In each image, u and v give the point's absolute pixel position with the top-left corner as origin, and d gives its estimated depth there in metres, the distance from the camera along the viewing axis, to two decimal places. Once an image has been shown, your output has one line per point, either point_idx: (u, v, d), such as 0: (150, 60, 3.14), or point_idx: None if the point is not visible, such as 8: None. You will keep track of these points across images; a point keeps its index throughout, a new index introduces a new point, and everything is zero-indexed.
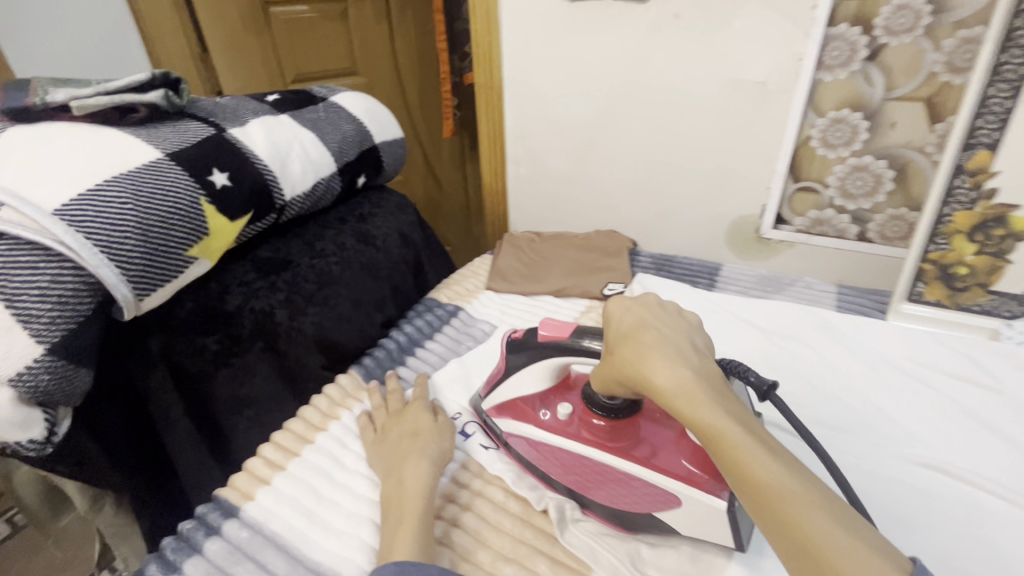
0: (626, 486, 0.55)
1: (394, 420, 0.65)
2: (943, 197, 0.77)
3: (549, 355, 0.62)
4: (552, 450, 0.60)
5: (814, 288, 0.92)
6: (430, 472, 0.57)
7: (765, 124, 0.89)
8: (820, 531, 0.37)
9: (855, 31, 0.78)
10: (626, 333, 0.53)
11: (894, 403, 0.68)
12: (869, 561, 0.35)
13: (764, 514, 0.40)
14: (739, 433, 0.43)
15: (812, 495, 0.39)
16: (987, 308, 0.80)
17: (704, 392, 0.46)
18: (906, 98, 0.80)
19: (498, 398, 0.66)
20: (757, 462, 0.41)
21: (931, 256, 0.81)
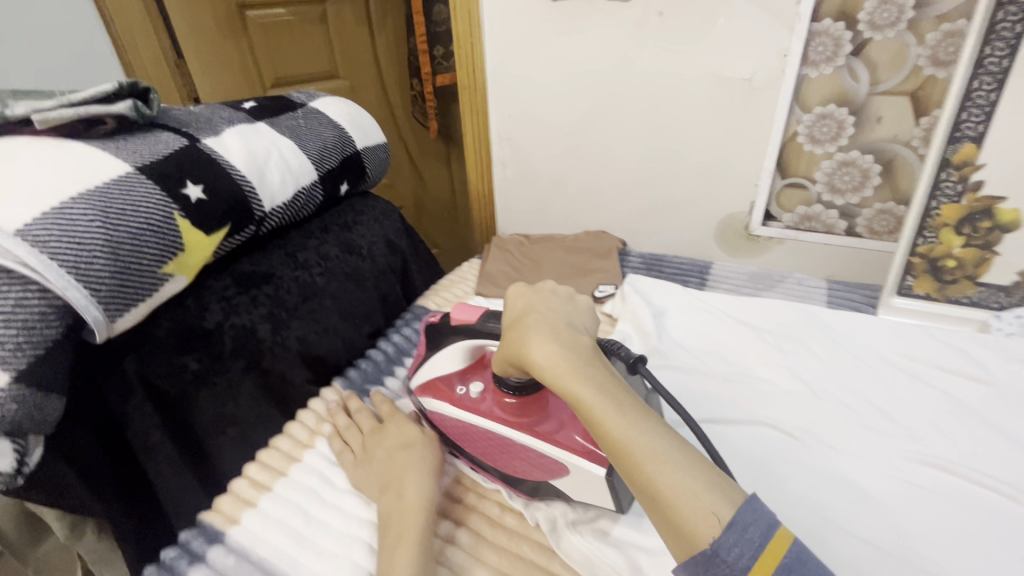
0: (524, 456, 0.57)
1: (377, 436, 0.63)
2: (930, 190, 0.77)
3: (462, 339, 0.63)
4: (464, 427, 0.62)
5: (805, 284, 0.92)
6: (426, 485, 0.56)
7: (752, 121, 0.89)
8: (673, 488, 0.40)
9: (839, 26, 0.78)
10: (516, 316, 0.56)
11: (889, 399, 0.68)
12: (713, 508, 0.39)
13: (628, 472, 0.43)
14: (603, 399, 0.46)
15: (667, 452, 0.42)
16: (976, 300, 0.80)
17: (574, 363, 0.48)
18: (891, 93, 0.79)
19: (421, 374, 0.67)
20: (618, 428, 0.44)
21: (919, 249, 0.81)
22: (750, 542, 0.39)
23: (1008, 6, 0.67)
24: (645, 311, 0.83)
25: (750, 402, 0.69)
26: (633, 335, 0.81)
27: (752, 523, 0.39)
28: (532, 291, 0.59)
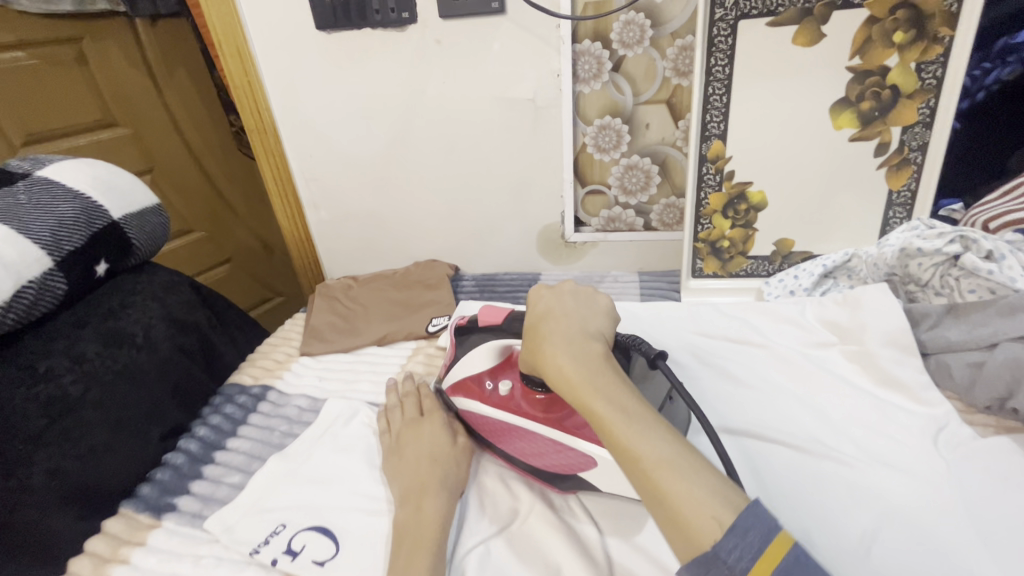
0: (555, 451, 0.59)
1: (414, 435, 0.65)
2: (697, 184, 0.88)
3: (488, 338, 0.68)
4: (494, 422, 0.64)
5: (620, 281, 0.99)
6: (449, 503, 0.57)
7: (545, 137, 0.94)
8: (677, 492, 0.41)
9: (597, 46, 0.86)
10: (536, 323, 0.59)
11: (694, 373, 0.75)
12: (716, 514, 0.39)
13: (637, 479, 0.43)
14: (611, 405, 0.48)
15: (677, 461, 0.43)
16: (750, 271, 0.92)
17: (586, 372, 0.51)
18: (650, 102, 0.89)
19: (451, 376, 0.70)
20: (624, 432, 0.45)
21: (701, 235, 0.92)
22: (750, 545, 0.38)
23: (720, 23, 0.78)
24: None
25: None
26: None
27: (755, 526, 0.39)
28: (552, 294, 0.63)
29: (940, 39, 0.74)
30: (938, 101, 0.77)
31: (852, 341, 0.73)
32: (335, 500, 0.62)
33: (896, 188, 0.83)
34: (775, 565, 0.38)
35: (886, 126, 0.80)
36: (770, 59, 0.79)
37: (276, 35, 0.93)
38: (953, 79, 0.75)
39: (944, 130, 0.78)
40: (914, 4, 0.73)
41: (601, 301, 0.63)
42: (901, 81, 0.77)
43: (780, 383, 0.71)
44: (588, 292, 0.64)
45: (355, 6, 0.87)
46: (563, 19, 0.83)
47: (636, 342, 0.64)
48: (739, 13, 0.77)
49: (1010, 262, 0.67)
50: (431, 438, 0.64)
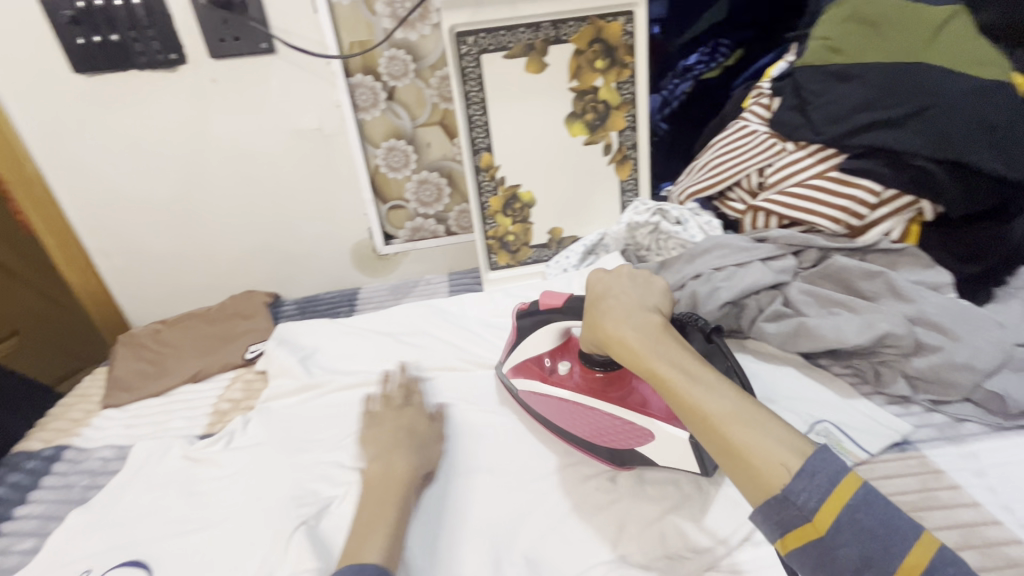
0: (615, 424, 0.66)
1: (373, 425, 0.71)
2: (477, 191, 1.04)
3: (551, 321, 0.71)
4: (553, 399, 0.71)
5: (432, 283, 1.11)
6: (420, 460, 0.66)
7: (340, 160, 1.03)
8: (748, 443, 0.48)
9: (370, 78, 0.97)
10: (600, 300, 0.65)
11: (485, 346, 0.89)
12: (785, 460, 0.46)
13: (707, 435, 0.50)
14: (678, 372, 0.54)
15: (743, 417, 0.50)
16: (535, 258, 1.10)
17: (649, 345, 0.58)
18: (426, 124, 1.02)
19: (514, 358, 0.77)
20: (694, 395, 0.52)
21: (490, 233, 1.07)
22: (818, 487, 0.45)
23: (467, 57, 0.94)
24: (290, 359, 0.86)
25: (391, 403, 0.79)
26: (286, 380, 0.84)
27: (820, 470, 0.45)
28: (611, 277, 0.68)
29: (626, 65, 0.99)
30: (636, 111, 1.02)
31: None
32: (149, 532, 0.63)
33: (625, 178, 1.06)
34: (841, 504, 0.44)
35: (607, 131, 1.03)
36: (511, 84, 0.97)
37: (26, 80, 0.89)
38: (641, 94, 1.00)
39: (644, 131, 1.03)
40: (604, 40, 0.97)
41: (655, 277, 0.68)
42: (609, 96, 1.00)
43: None
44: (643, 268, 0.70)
45: (115, 49, 0.88)
46: (333, 58, 0.94)
47: (696, 319, 0.66)
48: (480, 49, 0.95)
49: (691, 224, 0.92)
50: (413, 415, 0.72)
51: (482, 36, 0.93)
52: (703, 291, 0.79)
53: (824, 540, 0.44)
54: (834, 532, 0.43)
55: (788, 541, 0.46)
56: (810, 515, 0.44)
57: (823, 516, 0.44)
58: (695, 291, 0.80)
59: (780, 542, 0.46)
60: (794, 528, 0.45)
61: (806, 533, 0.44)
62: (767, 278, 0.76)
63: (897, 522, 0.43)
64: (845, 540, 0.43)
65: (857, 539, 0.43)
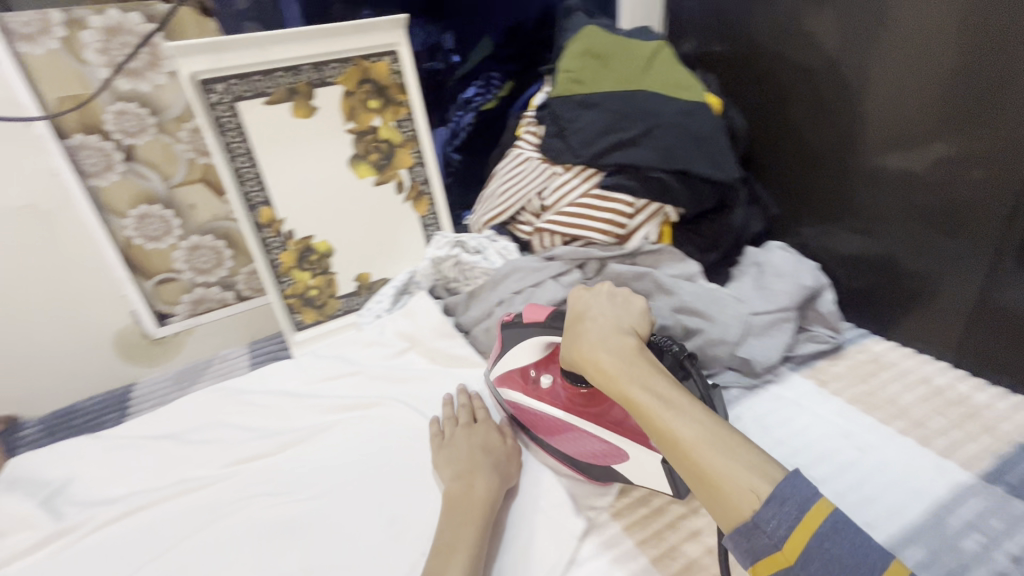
0: (596, 443, 0.63)
1: (469, 432, 0.69)
2: (263, 249, 0.94)
3: (530, 336, 0.67)
4: (537, 413, 0.68)
5: (228, 359, 0.98)
6: (499, 483, 0.62)
7: (72, 239, 0.85)
8: (716, 469, 0.46)
9: (96, 138, 0.82)
10: (574, 314, 0.64)
11: (291, 418, 0.79)
12: (755, 487, 0.44)
13: (679, 461, 0.49)
14: (649, 395, 0.52)
15: (714, 442, 0.47)
16: (346, 309, 1.03)
17: (622, 367, 0.55)
18: (184, 183, 0.90)
19: (497, 367, 0.72)
20: (665, 420, 0.50)
21: (288, 291, 0.97)
22: (789, 515, 0.42)
23: (219, 106, 0.85)
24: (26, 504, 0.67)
25: (175, 522, 0.66)
26: (21, 535, 0.65)
27: (791, 496, 0.43)
28: (591, 294, 0.66)
29: (401, 103, 0.98)
30: (421, 147, 1.02)
31: (418, 341, 0.89)
32: None
33: (424, 214, 1.05)
34: (810, 531, 0.42)
35: (396, 170, 1.01)
36: (279, 131, 0.90)
37: None
38: (422, 131, 1.01)
39: (432, 166, 1.03)
40: (373, 79, 0.95)
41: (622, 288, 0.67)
42: (390, 135, 0.99)
43: (369, 396, 0.81)
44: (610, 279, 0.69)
45: None
46: (35, 119, 0.77)
47: (673, 347, 0.60)
48: (235, 96, 0.86)
49: (489, 252, 0.94)
50: (485, 430, 0.70)
51: (233, 82, 0.85)
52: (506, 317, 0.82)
53: (793, 570, 0.41)
54: (803, 560, 0.41)
55: (759, 568, 0.44)
56: (781, 544, 0.42)
57: (793, 545, 0.42)
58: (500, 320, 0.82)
59: (751, 568, 0.45)
60: (764, 555, 0.43)
61: (776, 560, 0.42)
62: (559, 294, 0.81)
63: (868, 553, 0.40)
64: (815, 570, 0.41)
65: (829, 570, 0.40)
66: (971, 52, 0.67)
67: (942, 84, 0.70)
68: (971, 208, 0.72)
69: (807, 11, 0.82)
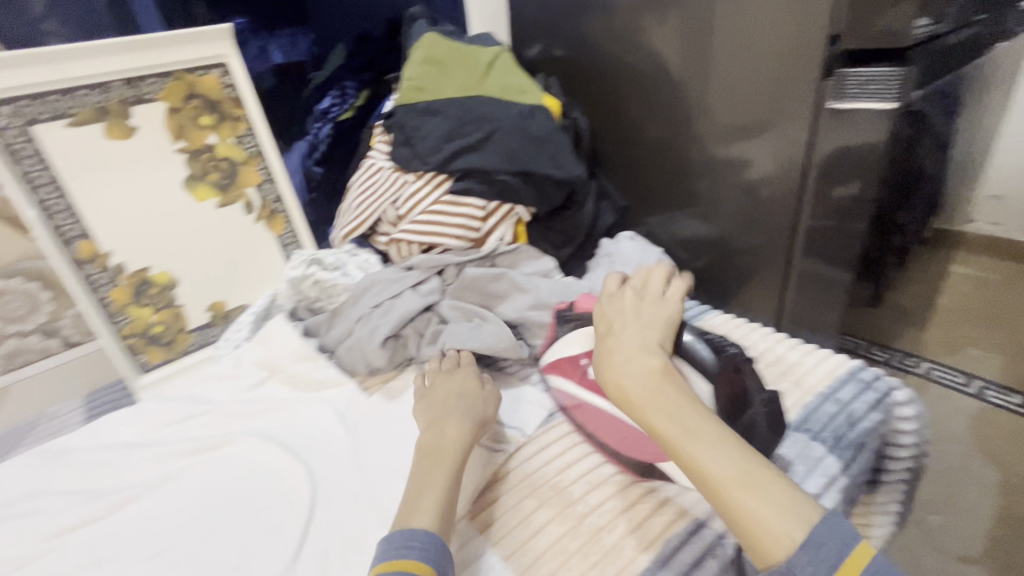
0: (637, 437, 0.61)
1: (449, 379, 0.70)
2: (88, 288, 0.84)
3: (587, 325, 0.71)
4: (586, 402, 0.67)
5: (58, 416, 0.86)
6: (470, 428, 0.63)
7: None
8: (742, 507, 0.44)
9: None
10: (602, 335, 0.62)
11: (125, 472, 0.71)
12: (789, 530, 0.41)
13: (707, 497, 0.46)
14: (675, 427, 0.50)
15: (743, 477, 0.45)
16: (201, 343, 0.95)
17: (648, 396, 0.53)
18: None
19: (550, 356, 0.74)
20: (690, 452, 0.48)
21: (125, 331, 0.88)
22: (824, 561, 0.40)
23: (7, 131, 0.74)
24: None
25: None
26: None
27: (827, 541, 0.40)
28: (615, 309, 0.64)
29: (239, 118, 0.93)
30: (268, 163, 0.97)
31: (276, 370, 0.83)
32: None
33: (280, 233, 1.00)
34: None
35: (241, 189, 0.95)
36: (91, 156, 0.81)
37: None
38: (268, 146, 0.96)
39: (283, 181, 0.98)
40: (201, 94, 0.88)
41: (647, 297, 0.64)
42: (230, 152, 0.93)
43: (219, 435, 0.75)
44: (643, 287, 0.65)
45: None
46: None
47: (731, 347, 0.61)
48: (27, 119, 0.75)
49: (349, 266, 0.91)
50: (466, 376, 0.70)
51: (24, 102, 0.75)
52: (365, 333, 0.79)
53: None
54: None
55: None
56: None
57: None
58: (359, 336, 0.80)
59: None
60: None
61: None
62: (417, 303, 0.80)
63: None
64: None
65: None
66: (773, 77, 0.75)
67: (760, 101, 0.77)
68: (778, 211, 0.82)
69: (648, 21, 0.86)
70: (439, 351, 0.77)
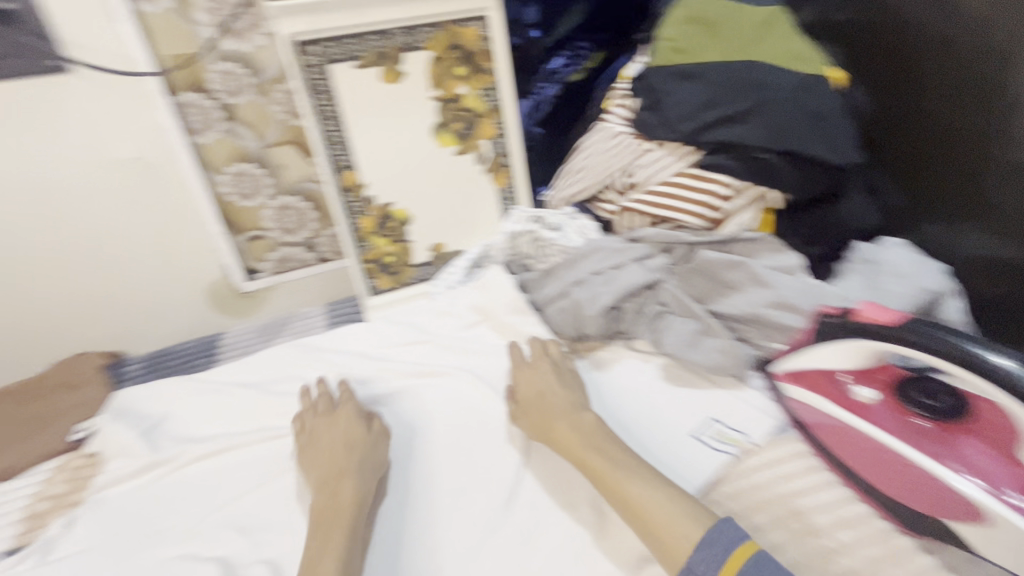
0: (920, 481, 0.54)
1: (331, 424, 0.68)
2: (347, 213, 0.96)
3: (868, 342, 0.58)
4: (843, 424, 0.60)
5: (307, 317, 1.01)
6: (367, 481, 0.63)
7: (177, 196, 0.91)
8: (660, 520, 0.54)
9: (200, 97, 0.86)
10: (531, 394, 0.70)
11: (361, 379, 0.80)
12: (688, 535, 0.52)
13: (627, 516, 0.56)
14: (603, 460, 0.60)
15: (657, 498, 0.55)
16: (419, 278, 1.04)
17: (582, 440, 0.63)
18: (276, 144, 0.92)
19: (795, 361, 0.66)
20: (622, 481, 0.58)
21: (366, 257, 0.99)
22: (715, 556, 0.50)
23: (313, 69, 0.86)
24: (128, 434, 0.72)
25: (256, 464, 0.70)
26: (124, 461, 0.71)
27: (717, 539, 0.51)
28: (532, 368, 0.73)
29: (488, 71, 0.95)
30: (504, 119, 0.99)
31: (489, 315, 0.87)
32: None
33: (501, 187, 1.03)
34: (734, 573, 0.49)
35: (477, 141, 0.98)
36: (368, 97, 0.90)
37: None
38: (508, 101, 0.98)
39: (514, 137, 1.00)
40: (461, 46, 0.92)
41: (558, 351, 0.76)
42: (475, 104, 0.96)
43: (438, 365, 0.81)
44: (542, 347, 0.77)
45: None
46: (148, 76, 0.81)
47: None
48: (328, 59, 0.86)
49: (568, 229, 0.91)
50: (346, 427, 0.68)
51: (329, 44, 0.85)
52: (585, 298, 0.78)
53: None
54: None
55: None
56: None
57: None
58: (577, 299, 0.79)
59: None
60: None
61: None
62: (641, 278, 0.77)
63: None
64: None
65: None
66: None
67: None
68: None
69: None
70: (664, 333, 0.75)
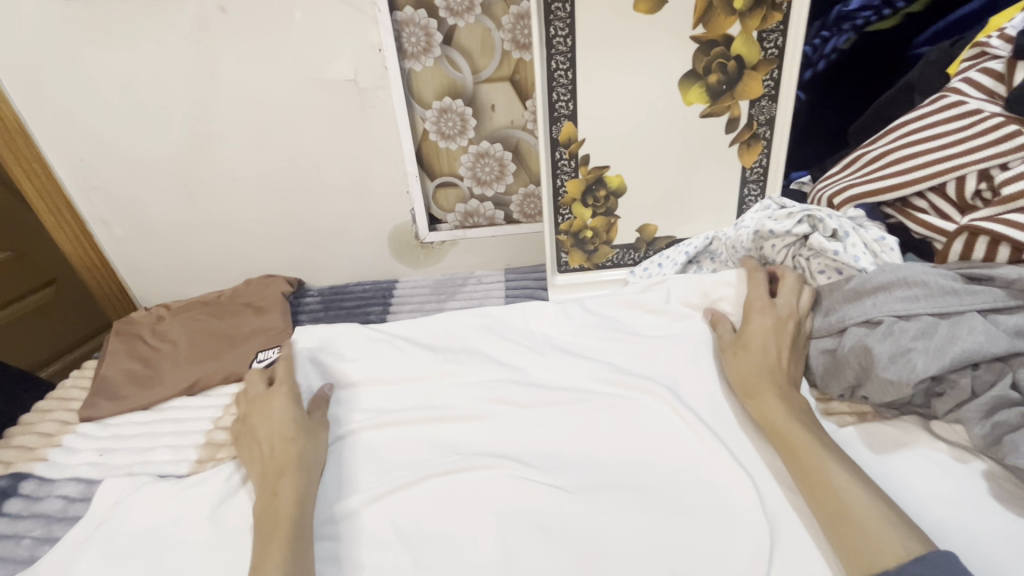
0: None
1: (263, 415, 0.62)
2: (552, 170, 0.80)
3: None
4: None
5: (484, 282, 0.91)
6: (307, 479, 0.56)
7: (379, 127, 0.82)
8: (867, 514, 0.45)
9: (422, 14, 0.74)
10: (745, 342, 0.62)
11: (549, 378, 0.67)
12: (896, 538, 0.43)
13: (820, 500, 0.48)
14: (806, 434, 0.52)
15: (866, 493, 0.46)
16: (616, 261, 0.86)
17: (788, 408, 0.55)
18: (492, 80, 0.79)
19: None
20: (827, 465, 0.49)
21: (562, 227, 0.84)
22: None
23: None
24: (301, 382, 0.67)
25: (422, 450, 0.60)
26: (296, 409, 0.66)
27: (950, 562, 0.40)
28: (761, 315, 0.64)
29: (779, 6, 0.69)
30: (782, 74, 0.73)
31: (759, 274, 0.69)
32: None
33: (749, 165, 0.79)
34: None
35: (734, 100, 0.75)
36: (613, 29, 0.71)
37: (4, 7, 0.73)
38: (793, 51, 0.71)
39: (788, 102, 0.74)
40: None
41: (795, 310, 0.63)
42: (745, 51, 0.72)
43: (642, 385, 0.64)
44: (785, 293, 0.65)
45: None
46: None
47: None
48: None
49: (852, 241, 0.64)
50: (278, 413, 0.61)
51: None
52: (884, 352, 0.54)
53: None
54: None
55: None
56: None
57: None
58: (869, 349, 0.55)
59: None
60: None
61: None
62: (994, 347, 0.50)
63: None
64: None
65: None
66: None
67: None
68: None
69: None
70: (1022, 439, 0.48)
